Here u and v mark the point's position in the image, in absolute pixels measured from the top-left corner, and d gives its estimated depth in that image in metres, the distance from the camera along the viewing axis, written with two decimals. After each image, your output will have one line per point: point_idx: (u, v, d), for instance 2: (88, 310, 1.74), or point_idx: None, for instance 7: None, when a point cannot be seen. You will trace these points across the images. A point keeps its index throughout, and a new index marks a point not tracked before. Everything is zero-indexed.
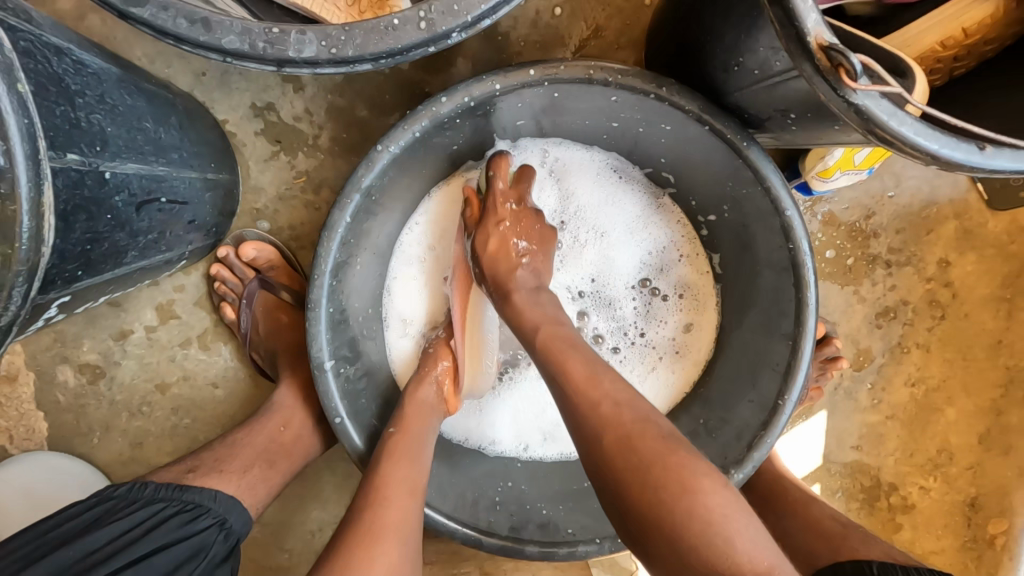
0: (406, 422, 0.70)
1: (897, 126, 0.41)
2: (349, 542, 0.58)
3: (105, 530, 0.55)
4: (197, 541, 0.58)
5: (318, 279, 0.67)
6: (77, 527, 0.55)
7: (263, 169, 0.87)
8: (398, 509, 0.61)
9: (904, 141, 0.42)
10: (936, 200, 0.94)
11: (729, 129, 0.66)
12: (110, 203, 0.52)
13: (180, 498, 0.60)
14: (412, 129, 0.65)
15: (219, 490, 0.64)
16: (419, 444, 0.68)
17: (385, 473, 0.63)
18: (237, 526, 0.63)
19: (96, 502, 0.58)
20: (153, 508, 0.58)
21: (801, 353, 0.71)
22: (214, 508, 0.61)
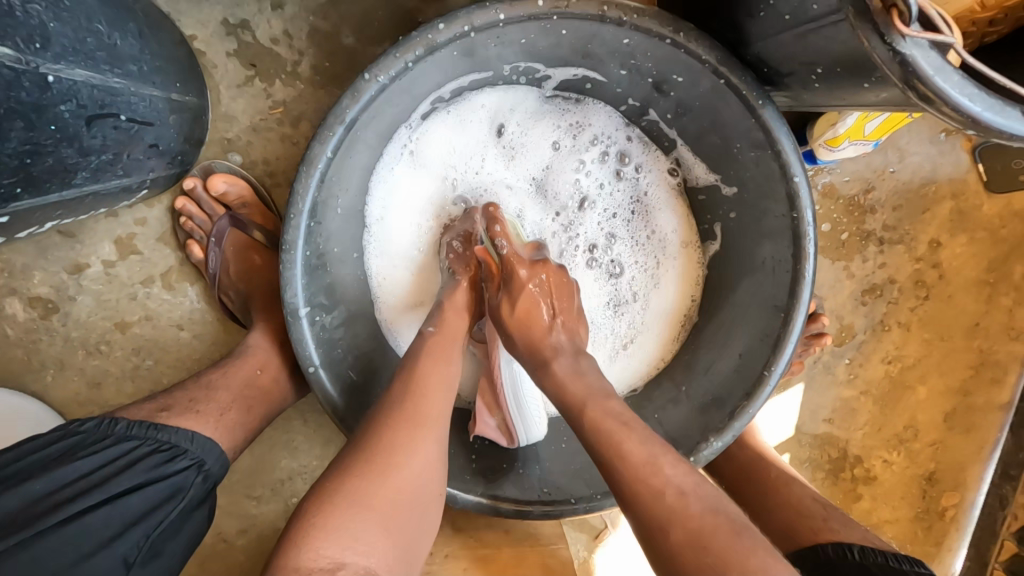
0: (444, 322, 0.68)
1: (942, 81, 0.38)
2: (388, 429, 0.56)
3: (73, 465, 0.50)
4: (174, 483, 0.53)
5: (294, 219, 0.62)
6: (46, 459, 0.50)
7: (236, 95, 0.79)
8: (434, 408, 0.59)
9: (946, 101, 0.38)
10: (936, 178, 0.93)
11: (745, 83, 0.62)
12: (54, 111, 0.46)
13: (154, 437, 0.55)
14: (405, 59, 0.59)
15: (196, 430, 0.58)
16: (456, 342, 0.67)
17: (423, 367, 0.62)
18: (216, 470, 0.58)
19: (60, 436, 0.52)
20: (125, 446, 0.53)
21: (792, 326, 0.69)
22: (190, 450, 0.56)
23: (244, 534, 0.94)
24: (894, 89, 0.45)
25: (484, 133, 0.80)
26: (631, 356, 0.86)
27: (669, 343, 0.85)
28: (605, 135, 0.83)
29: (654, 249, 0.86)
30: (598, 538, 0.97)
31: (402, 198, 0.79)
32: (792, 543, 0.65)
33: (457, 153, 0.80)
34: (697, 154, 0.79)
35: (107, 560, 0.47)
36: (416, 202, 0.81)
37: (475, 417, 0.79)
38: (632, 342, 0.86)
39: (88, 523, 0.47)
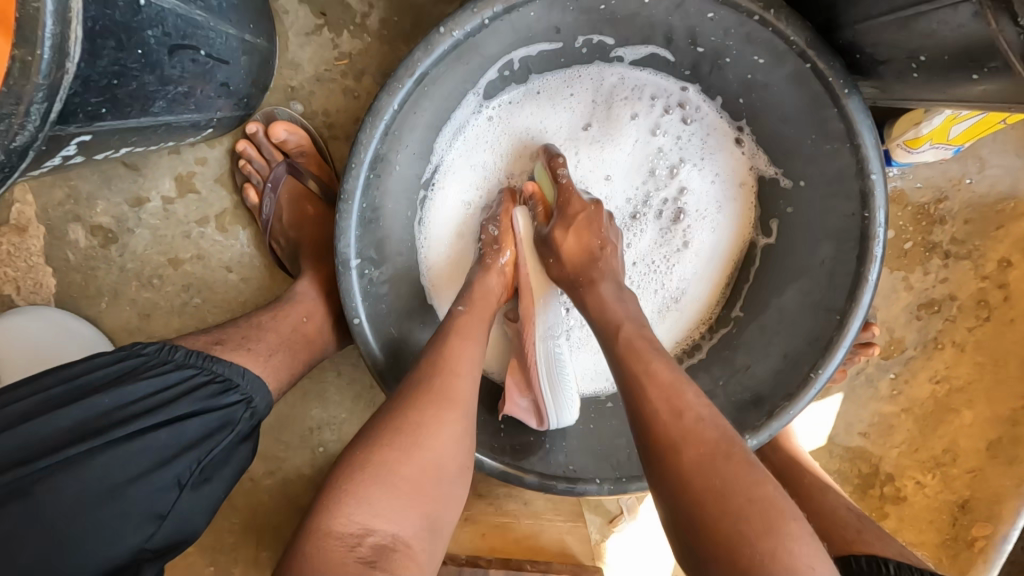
0: (473, 301, 0.69)
1: None
2: (413, 400, 0.56)
3: (137, 386, 0.52)
4: (225, 415, 0.55)
5: (355, 170, 0.62)
6: (110, 378, 0.52)
7: (303, 43, 0.79)
8: (461, 386, 0.58)
9: None
10: (1016, 194, 0.87)
11: (832, 70, 0.59)
12: (143, 36, 0.46)
13: (209, 368, 0.56)
14: (482, 15, 0.58)
15: (248, 367, 0.60)
16: (479, 322, 0.66)
17: (453, 345, 0.61)
18: (262, 408, 0.60)
19: (124, 356, 0.54)
20: (183, 373, 0.55)
21: (846, 330, 0.67)
22: (241, 385, 0.58)
23: (271, 475, 0.97)
24: (1010, 82, 0.42)
25: (548, 96, 0.78)
26: (671, 334, 0.85)
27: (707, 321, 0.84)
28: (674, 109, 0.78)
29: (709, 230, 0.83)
30: (613, 522, 0.96)
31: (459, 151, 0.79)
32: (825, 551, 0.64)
33: (519, 113, 0.78)
34: (759, 144, 0.76)
35: (165, 477, 0.49)
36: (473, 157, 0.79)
37: (505, 396, 0.79)
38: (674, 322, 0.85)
39: (151, 442, 0.49)
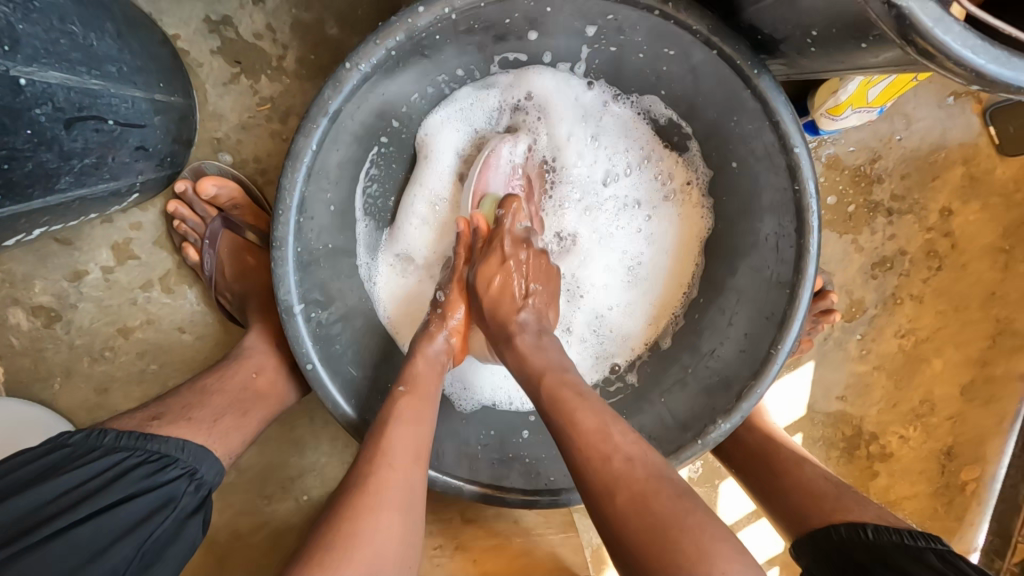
0: (417, 381, 0.67)
1: (941, 34, 0.36)
2: (350, 503, 0.53)
3: (61, 479, 0.49)
4: (167, 492, 0.53)
5: (283, 216, 0.61)
6: (33, 474, 0.50)
7: (222, 94, 0.78)
8: (404, 488, 0.56)
9: (947, 54, 0.36)
10: (945, 144, 0.89)
11: (739, 53, 0.60)
12: (29, 116, 0.46)
13: (143, 448, 0.54)
14: (386, 45, 0.58)
15: (188, 439, 0.58)
16: (426, 405, 0.65)
17: (392, 434, 0.60)
18: (209, 477, 0.58)
19: (48, 450, 0.52)
20: (114, 457, 0.53)
21: (798, 303, 0.67)
22: (182, 458, 0.56)
23: (258, 532, 0.94)
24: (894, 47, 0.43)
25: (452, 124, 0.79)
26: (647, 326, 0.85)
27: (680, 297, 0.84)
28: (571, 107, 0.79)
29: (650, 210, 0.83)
30: None
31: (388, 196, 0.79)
32: (803, 525, 0.64)
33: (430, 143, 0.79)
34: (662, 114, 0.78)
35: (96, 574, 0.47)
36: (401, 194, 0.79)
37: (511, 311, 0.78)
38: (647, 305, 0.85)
39: (76, 538, 0.47)
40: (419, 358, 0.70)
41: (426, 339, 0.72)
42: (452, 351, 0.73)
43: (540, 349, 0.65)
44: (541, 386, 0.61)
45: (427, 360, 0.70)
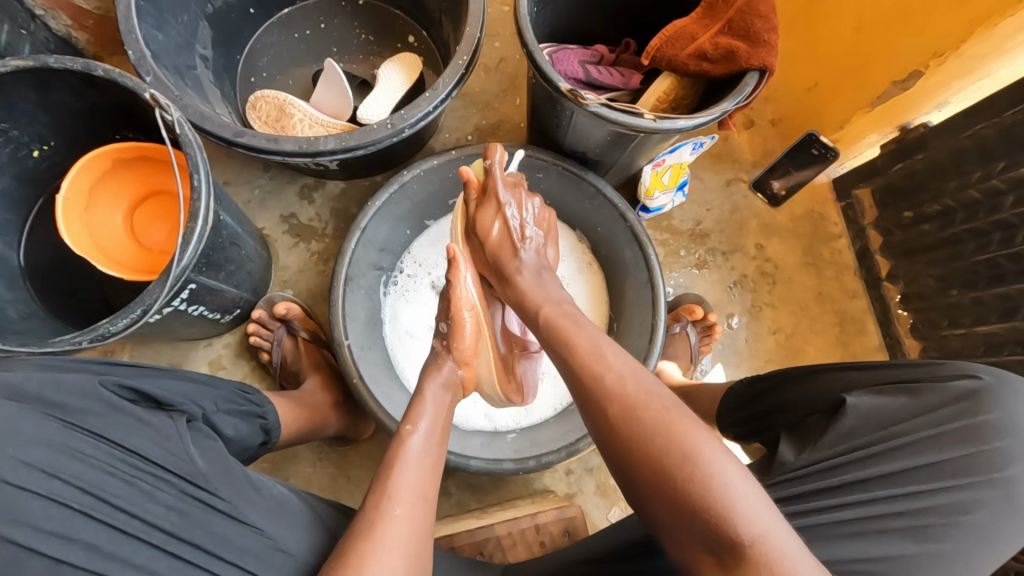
0: (417, 420, 0.81)
1: (617, 116, 0.91)
2: (355, 542, 0.65)
3: (207, 400, 0.78)
4: (252, 429, 0.87)
5: (337, 287, 1.04)
6: (199, 386, 0.79)
7: (289, 255, 1.28)
8: (411, 511, 0.69)
9: (623, 122, 0.92)
10: (739, 207, 1.41)
11: (571, 164, 1.13)
12: (221, 233, 0.92)
13: (248, 399, 0.89)
14: (389, 191, 1.09)
15: (271, 406, 0.93)
16: (429, 446, 0.79)
17: (395, 479, 0.72)
18: (275, 429, 0.93)
19: (207, 378, 0.83)
20: (230, 403, 0.84)
21: (657, 287, 1.09)
22: (265, 415, 0.91)
23: None
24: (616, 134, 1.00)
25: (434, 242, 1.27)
26: None
27: (600, 329, 1.26)
28: None
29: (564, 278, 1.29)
30: None
31: (398, 295, 1.24)
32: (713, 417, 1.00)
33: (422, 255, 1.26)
34: (557, 219, 1.29)
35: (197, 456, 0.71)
36: (408, 293, 1.25)
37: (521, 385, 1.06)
38: None
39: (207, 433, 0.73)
40: (429, 391, 0.85)
41: (433, 378, 0.89)
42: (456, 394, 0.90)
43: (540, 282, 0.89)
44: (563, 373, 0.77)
45: (438, 389, 0.87)
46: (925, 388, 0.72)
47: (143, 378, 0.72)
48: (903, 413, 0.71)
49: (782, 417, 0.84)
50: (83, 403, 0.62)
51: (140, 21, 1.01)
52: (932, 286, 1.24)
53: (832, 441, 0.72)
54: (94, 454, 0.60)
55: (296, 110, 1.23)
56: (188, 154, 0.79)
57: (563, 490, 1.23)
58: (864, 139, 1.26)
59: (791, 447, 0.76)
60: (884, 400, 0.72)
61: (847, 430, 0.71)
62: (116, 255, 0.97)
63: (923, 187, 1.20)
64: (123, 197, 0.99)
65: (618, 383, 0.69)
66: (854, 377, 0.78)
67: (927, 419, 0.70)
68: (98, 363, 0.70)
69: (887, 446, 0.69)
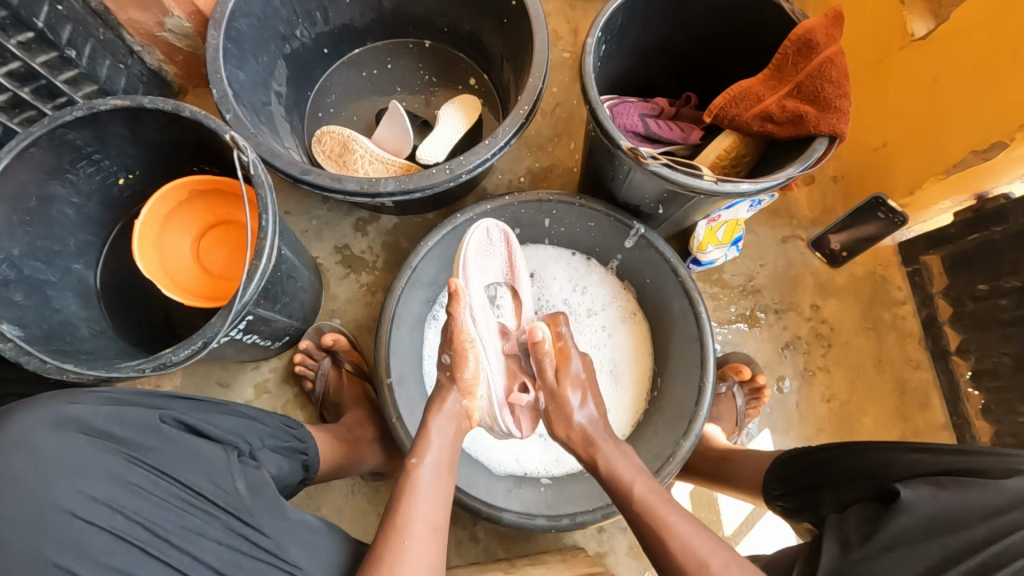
0: (422, 452, 0.83)
1: (675, 176, 0.90)
2: (365, 570, 0.68)
3: (252, 434, 0.81)
4: (294, 462, 0.89)
5: (384, 324, 1.06)
6: (245, 419, 0.82)
7: (340, 284, 1.31)
8: (422, 544, 0.72)
9: (682, 183, 0.91)
10: (795, 265, 1.36)
11: (624, 215, 1.12)
12: (281, 268, 0.96)
13: (292, 432, 0.91)
14: (441, 233, 1.11)
15: (312, 439, 0.95)
16: (433, 480, 0.81)
17: (399, 510, 0.75)
18: (315, 464, 0.95)
19: (253, 413, 0.85)
20: (274, 437, 0.86)
21: (706, 347, 1.06)
22: (308, 449, 0.93)
23: None
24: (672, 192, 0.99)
25: None
26: (620, 406, 1.22)
27: (642, 382, 1.22)
28: (550, 266, 1.29)
29: (608, 327, 1.27)
30: None
31: (440, 331, 1.24)
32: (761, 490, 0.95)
33: None
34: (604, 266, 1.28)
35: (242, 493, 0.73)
36: (450, 330, 1.25)
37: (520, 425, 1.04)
38: (617, 392, 1.23)
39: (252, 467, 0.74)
40: (433, 428, 0.86)
41: (439, 414, 0.89)
42: (461, 425, 0.91)
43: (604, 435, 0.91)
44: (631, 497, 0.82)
45: (443, 421, 0.88)
46: (996, 487, 0.63)
47: (198, 412, 0.74)
48: (965, 513, 0.63)
49: (834, 498, 0.81)
50: (143, 438, 0.65)
51: (225, 62, 1.08)
52: (1007, 365, 1.15)
53: (887, 542, 0.66)
54: (153, 490, 0.63)
55: (358, 146, 1.28)
56: (259, 194, 0.82)
57: (594, 547, 1.18)
58: (936, 205, 1.19)
59: (839, 541, 0.72)
60: (943, 496, 0.66)
61: (897, 530, 0.66)
62: (180, 277, 1.01)
63: (1001, 260, 1.13)
64: (194, 224, 1.03)
65: (642, 494, 0.81)
66: (914, 462, 0.73)
67: (995, 522, 0.61)
68: (158, 395, 0.74)
69: (944, 552, 0.62)
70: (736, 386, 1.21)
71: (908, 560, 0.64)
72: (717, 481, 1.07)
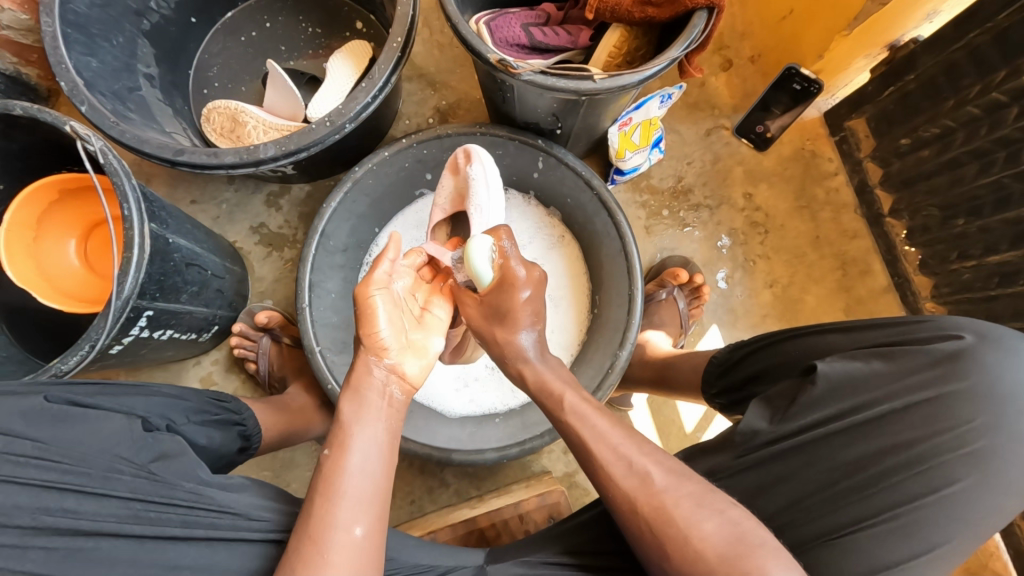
0: (339, 438, 0.68)
1: (552, 83, 0.85)
2: None
3: (175, 413, 0.77)
4: (231, 435, 0.86)
5: (302, 293, 1.03)
6: (164, 398, 0.78)
7: (263, 264, 1.28)
8: (346, 552, 0.61)
9: (561, 88, 0.86)
10: (722, 157, 1.32)
11: (526, 136, 1.08)
12: (173, 255, 0.91)
13: (225, 407, 0.88)
14: (343, 189, 1.06)
15: (251, 413, 0.92)
16: (359, 455, 0.67)
17: (315, 514, 0.63)
18: (257, 434, 0.92)
19: (178, 392, 0.81)
20: (204, 415, 0.82)
21: (631, 256, 1.05)
22: (245, 423, 0.90)
23: None
24: (561, 102, 0.94)
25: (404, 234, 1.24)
26: (563, 333, 1.21)
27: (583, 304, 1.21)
28: None
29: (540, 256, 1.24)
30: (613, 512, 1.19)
31: None
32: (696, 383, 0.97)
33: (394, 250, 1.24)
34: (525, 194, 1.24)
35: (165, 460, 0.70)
36: None
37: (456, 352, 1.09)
38: (559, 317, 1.22)
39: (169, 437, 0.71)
40: (349, 406, 0.70)
41: (356, 400, 0.71)
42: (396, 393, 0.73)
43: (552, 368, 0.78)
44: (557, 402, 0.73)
45: (370, 396, 0.71)
46: (907, 351, 0.68)
47: (105, 395, 0.72)
48: (878, 378, 0.68)
49: (759, 388, 0.83)
50: (29, 423, 0.63)
51: (68, 50, 0.99)
52: (936, 217, 1.14)
53: (807, 411, 0.69)
54: (45, 469, 0.61)
55: (248, 117, 1.21)
56: (116, 183, 0.77)
57: (561, 469, 1.21)
58: (851, 65, 1.14)
59: (762, 413, 0.73)
60: (853, 367, 0.69)
61: (815, 395, 0.69)
62: (66, 284, 0.98)
63: (920, 109, 1.10)
64: (73, 226, 1.00)
65: (573, 405, 0.72)
66: (832, 341, 0.76)
67: (904, 385, 0.66)
68: (58, 382, 0.70)
69: (867, 415, 0.67)
70: (675, 290, 1.21)
71: (829, 428, 0.67)
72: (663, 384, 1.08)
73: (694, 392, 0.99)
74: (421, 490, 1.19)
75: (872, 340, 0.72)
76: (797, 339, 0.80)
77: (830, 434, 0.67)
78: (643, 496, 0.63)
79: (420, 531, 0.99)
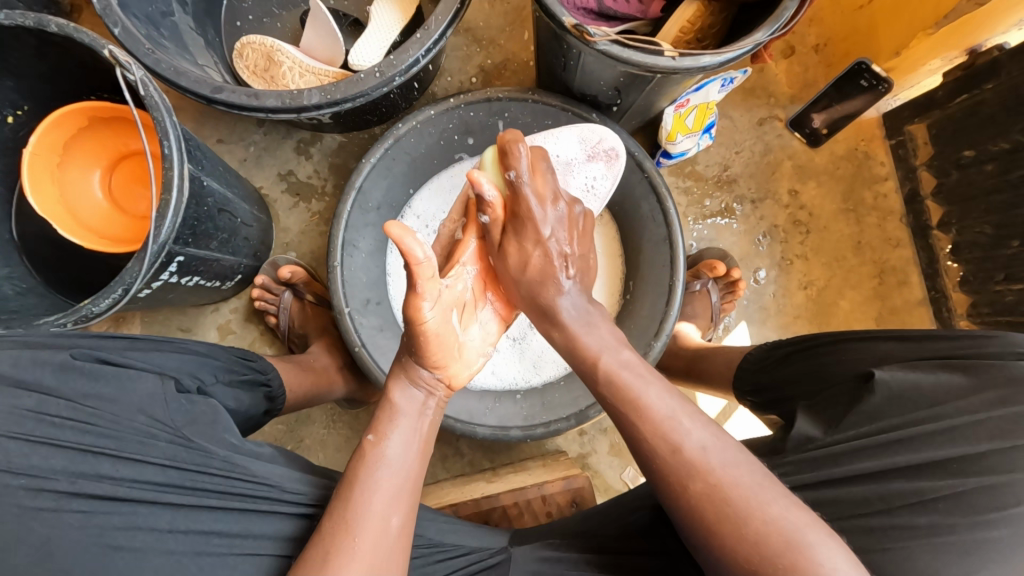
0: (382, 428, 0.68)
1: (628, 55, 0.80)
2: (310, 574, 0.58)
3: (203, 373, 0.76)
4: (258, 396, 0.85)
5: (335, 251, 1.00)
6: (193, 357, 0.77)
7: (289, 215, 1.23)
8: (373, 542, 0.61)
9: (636, 62, 0.80)
10: (772, 149, 1.27)
11: (580, 108, 1.02)
12: (206, 202, 0.88)
13: (252, 366, 0.86)
14: (384, 146, 1.01)
15: (276, 372, 0.91)
16: (402, 451, 0.67)
17: (352, 500, 0.62)
18: (281, 396, 0.91)
19: (206, 351, 0.80)
20: (232, 374, 0.81)
21: (676, 245, 1.01)
22: (271, 383, 0.88)
23: None
24: (629, 76, 0.88)
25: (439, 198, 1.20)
26: None
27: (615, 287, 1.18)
28: None
29: None
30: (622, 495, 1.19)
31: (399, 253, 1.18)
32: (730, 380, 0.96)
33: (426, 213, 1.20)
34: None
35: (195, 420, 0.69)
36: None
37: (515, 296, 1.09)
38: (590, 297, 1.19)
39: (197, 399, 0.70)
40: (397, 395, 0.71)
41: (407, 391, 0.71)
42: (441, 397, 0.73)
43: (587, 324, 0.75)
44: (598, 368, 0.71)
45: (408, 391, 0.71)
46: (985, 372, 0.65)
47: (134, 352, 0.71)
48: (937, 393, 0.66)
49: (800, 392, 0.80)
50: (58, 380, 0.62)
51: None
52: (987, 234, 1.11)
53: (864, 419, 0.67)
54: (75, 427, 0.60)
55: (284, 57, 1.13)
56: (156, 119, 0.72)
57: (576, 449, 1.21)
58: (924, 66, 1.09)
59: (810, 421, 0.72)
60: (918, 376, 0.68)
61: (873, 404, 0.67)
62: (88, 218, 0.93)
63: (991, 121, 1.05)
64: (99, 157, 0.95)
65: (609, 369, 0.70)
66: (888, 349, 0.75)
67: (972, 401, 0.64)
68: (87, 337, 0.69)
69: (933, 428, 0.64)
70: (710, 283, 1.18)
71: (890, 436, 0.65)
72: (692, 375, 1.06)
73: (725, 389, 0.98)
74: (435, 457, 1.19)
75: (931, 352, 0.71)
76: (847, 342, 0.79)
77: (890, 440, 0.65)
78: (696, 485, 0.60)
79: (439, 503, 0.99)
